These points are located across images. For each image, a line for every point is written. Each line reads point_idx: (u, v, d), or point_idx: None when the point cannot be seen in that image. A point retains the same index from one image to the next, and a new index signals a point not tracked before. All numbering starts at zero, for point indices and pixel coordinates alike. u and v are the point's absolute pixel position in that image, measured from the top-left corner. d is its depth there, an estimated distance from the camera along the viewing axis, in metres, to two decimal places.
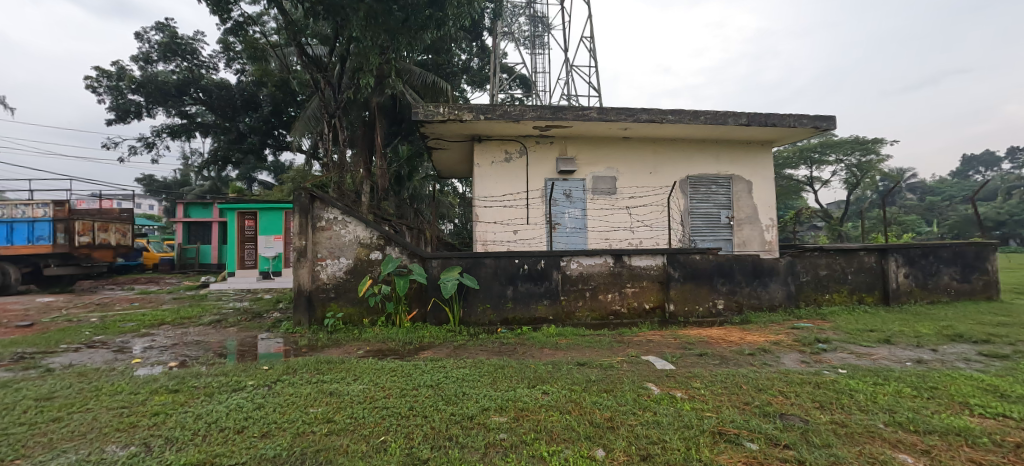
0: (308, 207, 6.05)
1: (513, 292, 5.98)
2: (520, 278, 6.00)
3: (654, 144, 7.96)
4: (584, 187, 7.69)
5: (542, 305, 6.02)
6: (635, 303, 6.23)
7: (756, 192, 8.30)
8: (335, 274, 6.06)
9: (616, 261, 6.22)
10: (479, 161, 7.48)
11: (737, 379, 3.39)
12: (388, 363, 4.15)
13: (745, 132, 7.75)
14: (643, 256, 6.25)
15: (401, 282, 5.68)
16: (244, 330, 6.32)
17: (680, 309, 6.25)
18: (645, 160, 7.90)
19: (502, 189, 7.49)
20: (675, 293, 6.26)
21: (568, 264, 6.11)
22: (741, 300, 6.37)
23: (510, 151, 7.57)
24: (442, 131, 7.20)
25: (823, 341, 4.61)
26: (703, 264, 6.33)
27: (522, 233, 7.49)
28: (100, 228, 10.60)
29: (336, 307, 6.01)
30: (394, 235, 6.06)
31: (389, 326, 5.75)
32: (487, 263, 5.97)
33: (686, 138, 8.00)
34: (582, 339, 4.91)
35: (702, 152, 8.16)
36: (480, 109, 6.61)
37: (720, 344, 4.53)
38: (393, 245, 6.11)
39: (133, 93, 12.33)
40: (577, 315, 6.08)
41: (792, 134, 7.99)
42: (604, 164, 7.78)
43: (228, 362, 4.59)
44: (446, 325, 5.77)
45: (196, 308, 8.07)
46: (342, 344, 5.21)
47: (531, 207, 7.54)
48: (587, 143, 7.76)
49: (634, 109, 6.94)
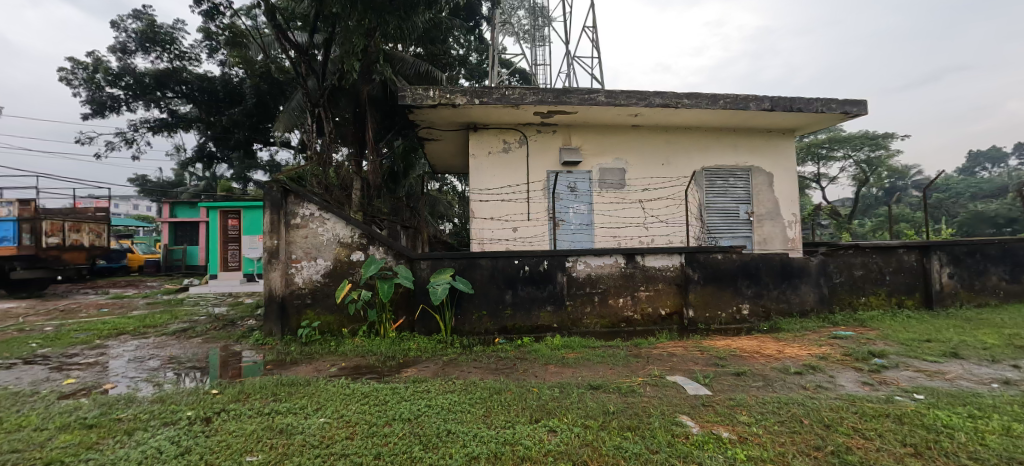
0: (281, 202, 5.37)
1: (512, 297, 5.28)
2: (521, 281, 5.30)
3: (665, 133, 7.28)
4: (590, 179, 6.99)
5: (545, 312, 5.32)
6: (649, 309, 5.54)
7: (776, 185, 7.62)
8: (311, 278, 5.37)
9: (628, 262, 5.53)
10: (475, 152, 6.80)
11: (793, 410, 2.69)
12: (362, 386, 3.45)
13: (766, 119, 7.06)
14: (659, 255, 5.57)
15: (386, 286, 4.99)
16: (211, 340, 5.63)
17: (701, 315, 5.56)
18: (657, 150, 7.21)
19: (500, 182, 6.80)
20: (694, 297, 5.56)
21: (574, 265, 5.42)
22: (769, 305, 5.68)
23: (509, 140, 6.87)
24: (433, 118, 6.49)
25: (879, 354, 3.90)
26: (726, 265, 5.63)
27: (524, 231, 6.78)
28: (71, 228, 9.93)
29: (313, 314, 5.33)
30: (379, 234, 5.38)
31: (371, 337, 5.05)
32: (482, 264, 5.28)
33: (702, 126, 7.30)
34: (593, 353, 4.22)
35: (718, 142, 7.47)
36: (475, 92, 5.90)
37: (756, 359, 3.83)
38: (377, 245, 5.42)
39: (110, 86, 11.64)
40: (585, 323, 5.39)
41: (816, 121, 7.32)
42: (611, 154, 7.09)
43: (210, 376, 4.08)
44: (435, 335, 5.08)
45: (166, 315, 7.39)
46: (315, 358, 4.52)
47: (532, 202, 6.84)
48: (593, 131, 7.06)
49: (646, 92, 6.23)
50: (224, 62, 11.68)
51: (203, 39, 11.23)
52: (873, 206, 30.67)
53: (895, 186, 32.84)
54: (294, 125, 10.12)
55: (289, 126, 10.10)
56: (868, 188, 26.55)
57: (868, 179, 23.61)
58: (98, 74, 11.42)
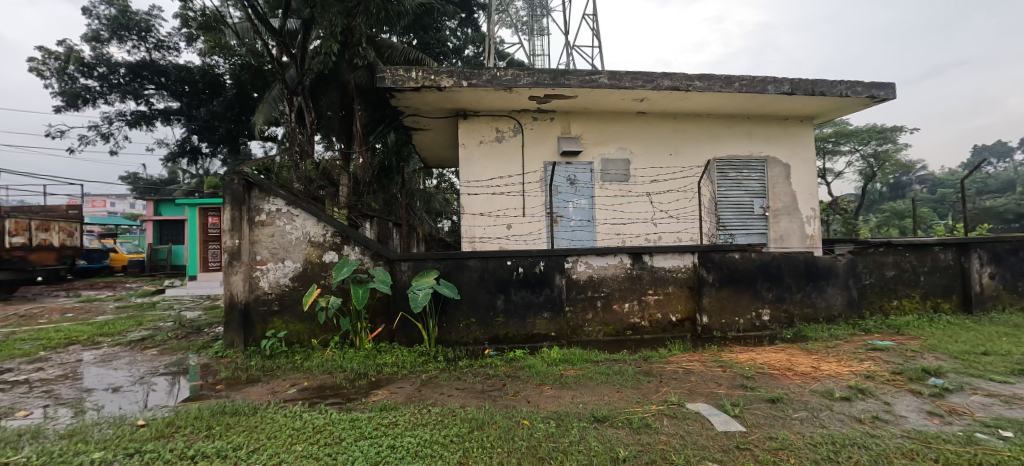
0: (243, 197, 4.75)
1: (504, 303, 4.68)
2: (514, 284, 4.70)
3: (674, 120, 6.67)
4: (591, 171, 6.38)
5: (542, 319, 4.73)
6: (658, 315, 4.97)
7: (794, 177, 7.03)
8: (278, 282, 4.78)
9: (634, 262, 4.94)
10: (466, 141, 6.18)
11: (858, 459, 2.08)
12: (317, 416, 2.84)
13: (784, 104, 6.46)
14: (668, 255, 4.98)
15: (360, 291, 4.38)
16: (167, 351, 5.03)
17: (716, 322, 4.97)
18: (664, 139, 6.61)
19: (493, 174, 6.19)
20: (709, 302, 4.96)
21: (573, 266, 4.83)
22: (792, 310, 5.08)
23: (502, 129, 6.26)
24: (418, 104, 5.87)
25: (936, 373, 3.29)
26: (744, 265, 5.03)
27: (519, 228, 6.17)
28: (38, 227, 9.33)
29: (281, 323, 4.74)
30: (353, 232, 4.77)
31: (345, 349, 4.46)
32: (471, 266, 4.68)
33: (714, 112, 6.69)
34: (595, 369, 3.62)
35: (731, 130, 6.87)
36: (463, 74, 5.28)
37: (791, 379, 3.22)
38: (352, 244, 4.82)
39: (84, 77, 11.02)
40: (586, 330, 4.83)
41: (838, 106, 6.72)
42: (615, 144, 6.48)
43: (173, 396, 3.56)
44: (418, 346, 4.50)
45: (129, 322, 6.77)
46: (277, 375, 3.92)
47: (528, 196, 6.23)
48: (595, 119, 6.46)
49: (654, 73, 5.61)
50: (203, 50, 11.04)
51: (180, 26, 10.61)
52: (878, 202, 30.06)
53: (901, 182, 32.25)
54: (275, 116, 9.50)
55: (269, 118, 9.48)
56: (874, 184, 25.93)
57: (875, 174, 22.94)
58: (69, 64, 10.77)
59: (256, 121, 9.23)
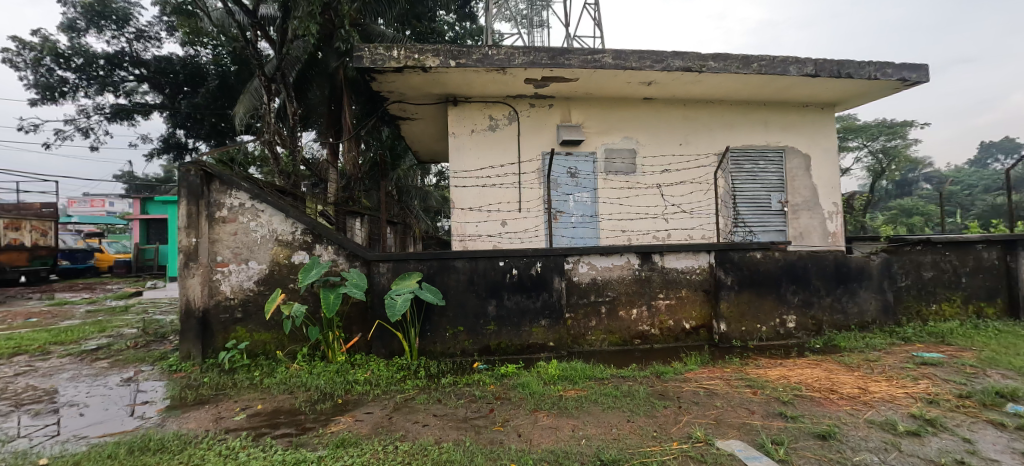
0: (202, 191, 4.21)
1: (496, 309, 4.13)
2: (507, 288, 4.14)
3: (684, 107, 6.11)
4: (594, 163, 5.82)
5: (539, 328, 4.17)
6: (670, 322, 4.43)
7: (814, 169, 6.47)
8: (241, 286, 4.24)
9: (642, 263, 4.40)
10: (456, 129, 5.62)
11: None
12: (256, 457, 2.28)
13: (806, 88, 5.88)
14: (680, 254, 4.43)
15: (331, 297, 3.83)
16: (120, 362, 4.49)
17: (734, 330, 4.41)
18: (674, 128, 6.05)
19: (487, 166, 5.64)
20: (727, 307, 4.40)
21: (574, 268, 4.27)
22: (820, 316, 4.53)
23: (496, 116, 5.70)
24: (401, 88, 5.31)
25: (1013, 396, 2.73)
26: (767, 266, 4.47)
27: (515, 225, 5.62)
28: (8, 226, 8.81)
29: (244, 332, 4.21)
30: (325, 229, 4.21)
31: (315, 362, 3.91)
32: (458, 267, 4.12)
33: (728, 98, 6.12)
34: (600, 389, 3.07)
35: (746, 118, 6.30)
36: (450, 52, 4.71)
37: (839, 406, 2.66)
38: (324, 243, 4.27)
39: (59, 69, 10.49)
40: (589, 339, 4.30)
41: (863, 91, 6.15)
42: (620, 133, 5.92)
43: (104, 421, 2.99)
44: (397, 358, 3.96)
45: (92, 328, 6.22)
46: (231, 394, 3.38)
47: (525, 190, 5.66)
48: (597, 106, 5.90)
49: (664, 53, 5.04)
50: (184, 40, 10.51)
51: (159, 14, 10.10)
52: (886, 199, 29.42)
53: (907, 179, 31.68)
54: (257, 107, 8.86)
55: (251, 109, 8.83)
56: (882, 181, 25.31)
57: (884, 170, 21.93)
58: (43, 54, 10.22)
59: (235, 111, 8.57)
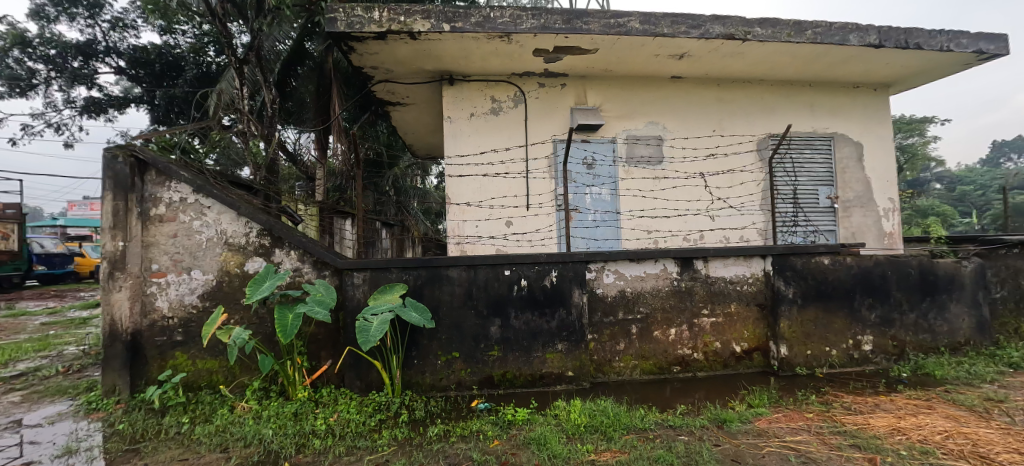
0: (131, 183, 3.36)
1: (500, 331, 3.26)
2: (514, 304, 3.27)
3: (718, 87, 5.24)
4: (614, 152, 4.96)
5: (554, 354, 3.30)
6: (716, 344, 3.55)
7: (867, 160, 5.59)
8: (182, 302, 3.40)
9: (682, 272, 3.53)
10: (452, 112, 4.77)
11: None
12: None
13: (862, 63, 5.01)
14: (729, 260, 3.57)
15: (287, 317, 2.96)
16: (38, 394, 3.64)
17: (798, 355, 3.53)
18: (707, 112, 5.19)
19: (488, 156, 4.79)
20: (788, 326, 3.53)
21: (598, 277, 3.41)
22: (901, 336, 3.66)
23: (499, 97, 4.86)
24: (386, 61, 4.47)
25: None
26: (837, 275, 3.60)
27: (521, 225, 4.76)
28: None
29: (186, 360, 3.37)
30: (285, 230, 3.35)
31: (268, 400, 3.06)
32: (452, 277, 3.26)
33: (769, 77, 5.26)
34: (646, 451, 2.19)
35: (789, 101, 5.43)
36: (443, 13, 3.86)
37: None
38: (285, 248, 3.40)
39: (27, 59, 9.69)
40: (616, 367, 3.43)
41: (926, 68, 5.27)
42: (644, 117, 5.06)
43: None
44: (374, 394, 3.10)
45: (34, 344, 5.39)
46: (147, 451, 2.52)
47: (534, 183, 4.79)
48: (617, 85, 5.05)
49: (701, 17, 4.19)
50: (161, 27, 9.66)
51: None
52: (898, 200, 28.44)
53: (920, 179, 30.70)
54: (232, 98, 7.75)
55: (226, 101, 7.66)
56: None
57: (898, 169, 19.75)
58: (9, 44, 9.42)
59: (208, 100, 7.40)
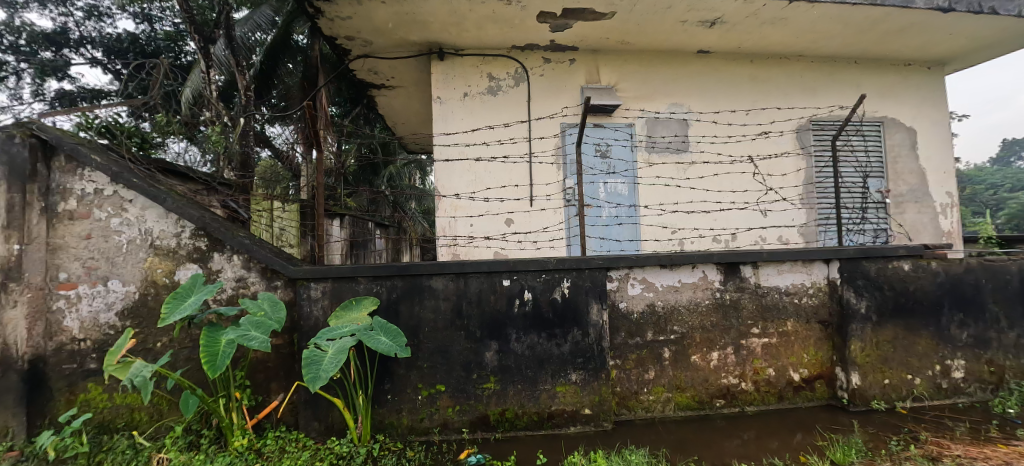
0: (31, 170, 2.63)
1: (497, 357, 2.54)
2: (515, 324, 2.55)
3: (752, 64, 4.52)
4: (632, 138, 4.23)
5: (566, 386, 2.58)
6: (769, 371, 2.83)
7: (921, 147, 4.86)
8: (97, 321, 2.70)
9: (727, 281, 2.81)
10: (442, 92, 4.06)
11: None
12: None
13: (922, 32, 4.27)
14: (785, 266, 2.85)
15: (216, 344, 2.21)
16: None
17: (873, 384, 2.80)
18: (738, 92, 4.47)
19: (484, 143, 4.09)
20: (860, 349, 2.80)
21: (621, 289, 2.69)
22: (999, 360, 2.92)
23: (497, 75, 4.15)
24: (363, 30, 3.77)
25: None
26: (919, 284, 2.87)
27: (523, 224, 4.05)
28: None
29: (101, 394, 2.67)
30: (224, 230, 2.63)
31: (197, 449, 2.36)
32: (435, 290, 2.55)
33: (810, 51, 4.54)
34: None
35: (832, 80, 4.70)
36: None
37: None
38: (224, 252, 2.68)
39: None
40: (645, 401, 2.71)
41: (994, 40, 4.53)
42: (666, 98, 4.35)
43: None
44: (334, 440, 2.40)
45: None
46: None
47: (539, 175, 4.08)
48: (635, 61, 4.33)
49: None
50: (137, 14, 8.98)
51: None
52: None
53: None
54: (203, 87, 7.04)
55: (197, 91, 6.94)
56: None
57: None
58: None
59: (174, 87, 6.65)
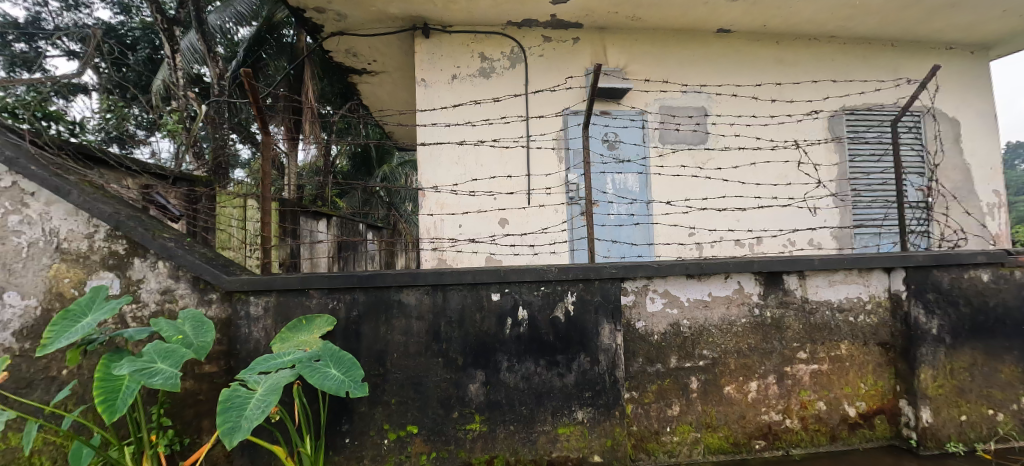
0: None
1: (482, 391, 2.01)
2: (505, 348, 2.03)
3: (778, 45, 4.02)
4: (644, 127, 3.72)
5: (570, 427, 2.05)
6: (820, 404, 2.31)
7: (964, 141, 4.35)
8: None
9: (768, 295, 2.29)
10: (428, 74, 3.56)
11: None
12: None
13: (973, 9, 3.77)
14: (836, 277, 2.34)
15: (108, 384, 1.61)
16: None
17: (949, 423, 2.27)
18: (763, 77, 3.96)
19: (475, 133, 3.57)
20: (931, 378, 2.28)
21: (639, 305, 2.17)
22: None
23: (490, 55, 3.64)
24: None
25: None
26: (1001, 298, 2.35)
27: (519, 225, 3.54)
28: None
29: None
30: (143, 230, 2.11)
31: None
32: (406, 306, 2.02)
33: (843, 32, 4.03)
34: None
35: (867, 64, 4.19)
36: None
37: None
38: (146, 257, 2.15)
39: None
40: (669, 445, 2.18)
41: None
42: (682, 83, 3.84)
43: None
44: None
45: None
46: None
47: (538, 169, 3.57)
48: (647, 40, 3.82)
49: None
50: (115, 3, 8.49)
51: None
52: None
53: None
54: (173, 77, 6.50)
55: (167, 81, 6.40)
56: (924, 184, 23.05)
57: None
58: None
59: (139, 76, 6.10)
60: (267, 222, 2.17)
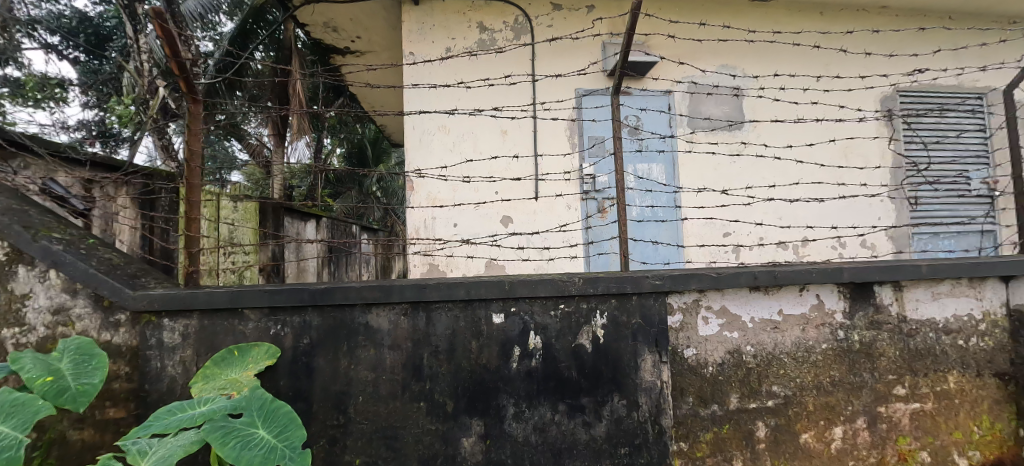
0: None
1: (479, 448, 1.47)
2: (511, 389, 1.48)
3: (821, 17, 3.50)
4: (669, 110, 3.19)
5: None
6: (924, 455, 1.76)
7: None
8: None
9: (854, 313, 1.74)
10: (418, 47, 3.05)
11: None
12: None
13: None
14: (939, 287, 1.79)
15: None
16: None
17: None
18: (805, 51, 3.44)
19: (472, 115, 3.05)
20: None
21: (690, 327, 1.62)
22: None
23: (491, 25, 3.12)
24: None
25: None
26: None
27: (526, 225, 3.03)
28: None
29: None
30: (25, 228, 1.54)
31: None
32: (375, 332, 1.48)
33: (896, 2, 3.49)
34: None
35: (922, 40, 3.66)
36: None
37: None
38: (30, 266, 1.56)
39: None
40: None
41: None
42: (710, 58, 3.33)
43: None
44: None
45: None
46: None
47: (546, 158, 3.05)
48: (672, 9, 3.32)
49: None
50: None
51: None
52: None
53: None
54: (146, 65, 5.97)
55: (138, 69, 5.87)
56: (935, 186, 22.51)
57: None
58: None
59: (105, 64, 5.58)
60: (195, 218, 1.64)
